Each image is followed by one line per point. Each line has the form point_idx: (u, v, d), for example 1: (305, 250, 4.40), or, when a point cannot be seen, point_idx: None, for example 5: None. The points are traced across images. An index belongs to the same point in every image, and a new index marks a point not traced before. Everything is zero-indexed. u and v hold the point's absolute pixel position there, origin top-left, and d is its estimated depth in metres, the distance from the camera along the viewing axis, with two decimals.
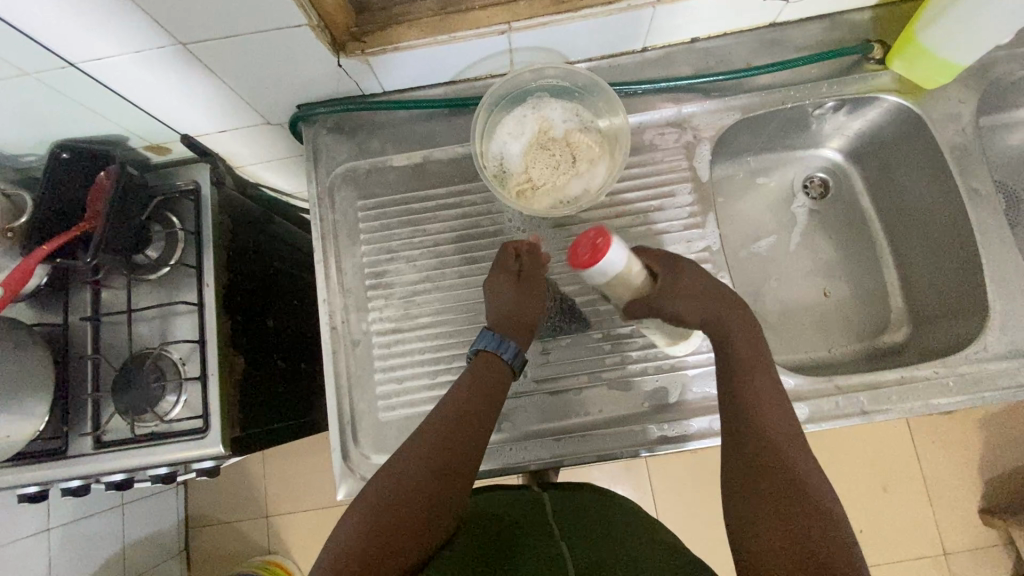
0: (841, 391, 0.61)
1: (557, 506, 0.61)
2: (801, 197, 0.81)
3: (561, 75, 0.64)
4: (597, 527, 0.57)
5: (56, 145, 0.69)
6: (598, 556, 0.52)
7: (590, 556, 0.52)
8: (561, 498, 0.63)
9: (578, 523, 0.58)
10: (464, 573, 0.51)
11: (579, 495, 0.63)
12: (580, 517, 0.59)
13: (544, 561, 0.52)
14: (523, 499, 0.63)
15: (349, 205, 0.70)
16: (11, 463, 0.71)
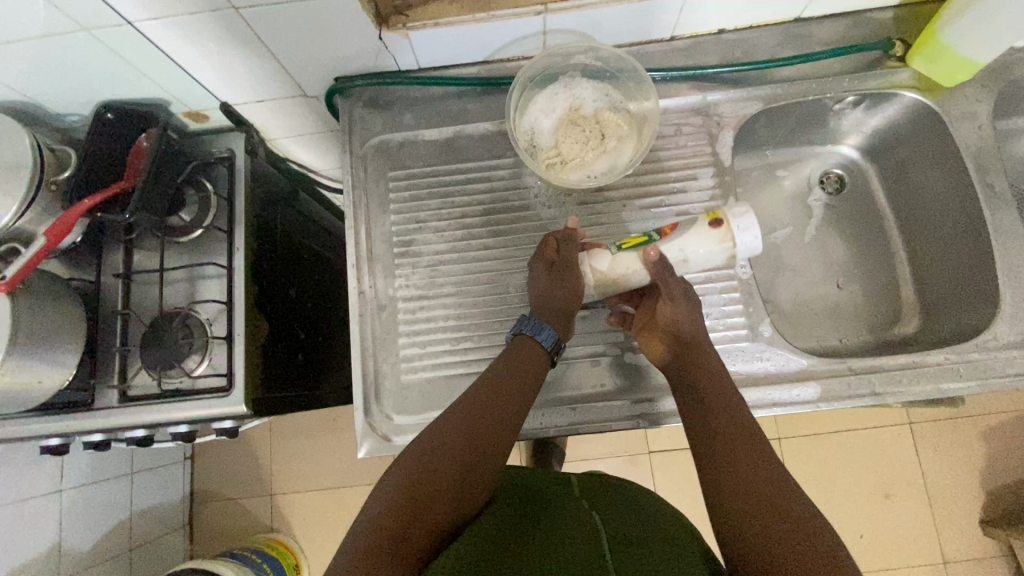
0: (854, 371, 0.63)
1: (587, 490, 0.63)
2: (817, 192, 0.83)
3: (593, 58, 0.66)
4: (619, 503, 0.60)
5: (101, 105, 0.72)
6: (630, 530, 0.53)
7: (620, 525, 0.54)
8: (579, 481, 0.65)
9: (603, 504, 0.59)
10: (497, 538, 0.52)
11: (598, 483, 0.65)
12: (611, 499, 0.60)
13: (577, 531, 0.53)
14: (555, 482, 0.64)
15: (381, 176, 0.72)
16: (38, 413, 0.73)
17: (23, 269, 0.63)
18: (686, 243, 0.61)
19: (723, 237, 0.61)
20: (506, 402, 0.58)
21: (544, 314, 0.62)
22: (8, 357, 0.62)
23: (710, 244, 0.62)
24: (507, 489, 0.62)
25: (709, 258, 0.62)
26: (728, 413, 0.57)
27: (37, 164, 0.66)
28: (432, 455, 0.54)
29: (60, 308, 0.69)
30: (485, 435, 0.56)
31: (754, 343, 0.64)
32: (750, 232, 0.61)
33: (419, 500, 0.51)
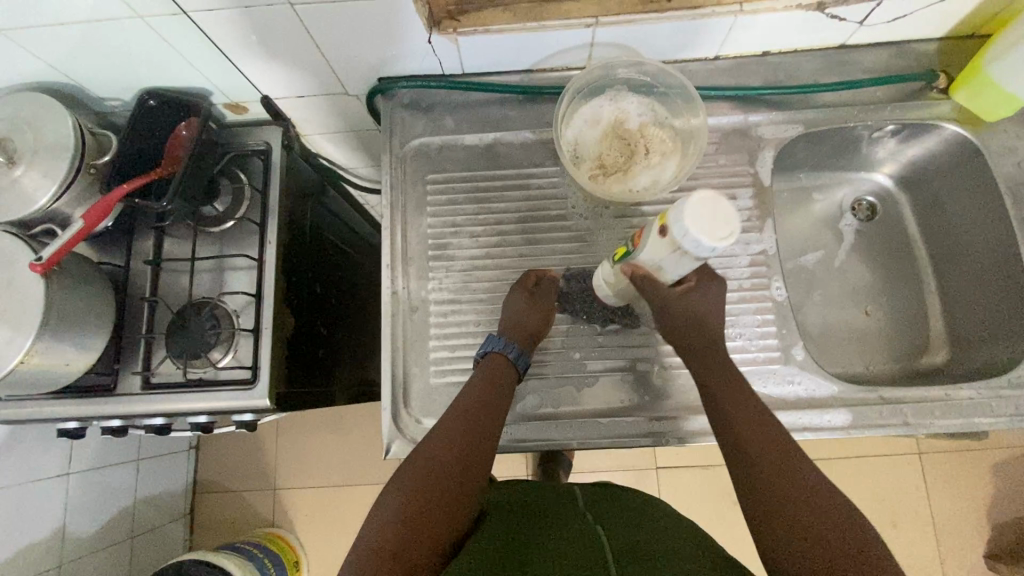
0: (885, 401, 0.63)
1: (594, 502, 0.62)
2: (849, 217, 0.82)
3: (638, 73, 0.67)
4: (626, 514, 0.59)
5: (144, 91, 0.72)
6: (636, 540, 0.53)
7: (627, 536, 0.54)
8: (587, 492, 0.65)
9: (609, 513, 0.59)
10: (495, 545, 0.53)
11: (607, 494, 0.64)
12: (618, 510, 0.60)
13: (577, 542, 0.53)
14: (562, 495, 0.64)
15: (419, 178, 0.72)
16: (60, 395, 0.72)
17: (59, 252, 0.63)
18: (651, 252, 0.53)
19: (673, 244, 0.49)
20: (493, 407, 0.59)
21: (514, 333, 0.63)
22: (39, 338, 0.61)
23: (669, 252, 0.51)
24: (513, 500, 0.63)
25: (683, 261, 0.52)
26: (750, 418, 0.55)
27: (77, 148, 0.66)
28: (426, 473, 0.54)
29: (90, 291, 0.69)
30: (475, 451, 0.56)
31: (786, 366, 0.64)
32: (695, 239, 0.47)
33: (422, 519, 0.51)
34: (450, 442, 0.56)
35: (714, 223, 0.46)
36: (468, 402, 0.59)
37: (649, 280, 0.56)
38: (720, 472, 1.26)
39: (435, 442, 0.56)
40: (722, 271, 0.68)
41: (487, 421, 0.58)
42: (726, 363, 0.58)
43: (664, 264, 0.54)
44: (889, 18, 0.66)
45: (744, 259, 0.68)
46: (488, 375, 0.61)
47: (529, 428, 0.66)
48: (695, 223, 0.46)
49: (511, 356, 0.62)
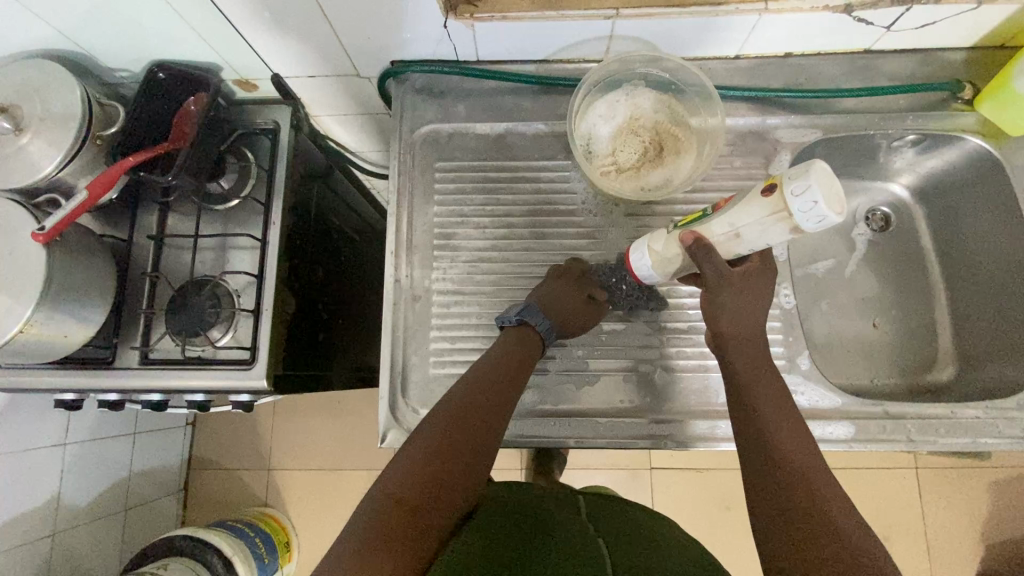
0: (889, 416, 0.62)
1: (598, 517, 0.61)
2: (862, 227, 0.81)
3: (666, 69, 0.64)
4: (630, 531, 0.58)
5: (153, 65, 0.72)
6: (638, 558, 0.52)
7: (627, 550, 0.54)
8: (591, 507, 0.64)
9: (613, 530, 0.58)
10: (500, 537, 0.53)
11: (611, 510, 0.64)
12: (621, 527, 0.59)
13: (582, 554, 0.52)
14: (567, 506, 0.63)
15: (427, 165, 0.71)
16: (57, 367, 0.72)
17: (62, 222, 0.62)
18: (736, 216, 0.52)
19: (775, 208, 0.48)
20: (516, 380, 0.60)
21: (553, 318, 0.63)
22: (39, 308, 0.61)
23: (761, 216, 0.50)
24: (525, 500, 0.62)
25: (768, 231, 0.51)
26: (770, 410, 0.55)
27: (84, 119, 0.65)
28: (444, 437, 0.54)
29: (92, 263, 0.68)
30: (488, 430, 0.56)
31: (790, 375, 0.63)
32: (809, 199, 0.45)
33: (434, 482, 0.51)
34: (470, 415, 0.56)
35: (832, 191, 0.45)
36: (486, 378, 0.58)
37: (709, 250, 0.54)
38: (715, 475, 1.26)
39: (453, 408, 0.56)
40: None
41: (508, 390, 0.59)
42: (755, 353, 0.59)
43: (743, 233, 0.52)
44: (917, 25, 0.64)
45: None
46: (511, 349, 0.62)
47: (523, 423, 0.65)
48: (819, 187, 0.45)
49: (540, 332, 0.63)
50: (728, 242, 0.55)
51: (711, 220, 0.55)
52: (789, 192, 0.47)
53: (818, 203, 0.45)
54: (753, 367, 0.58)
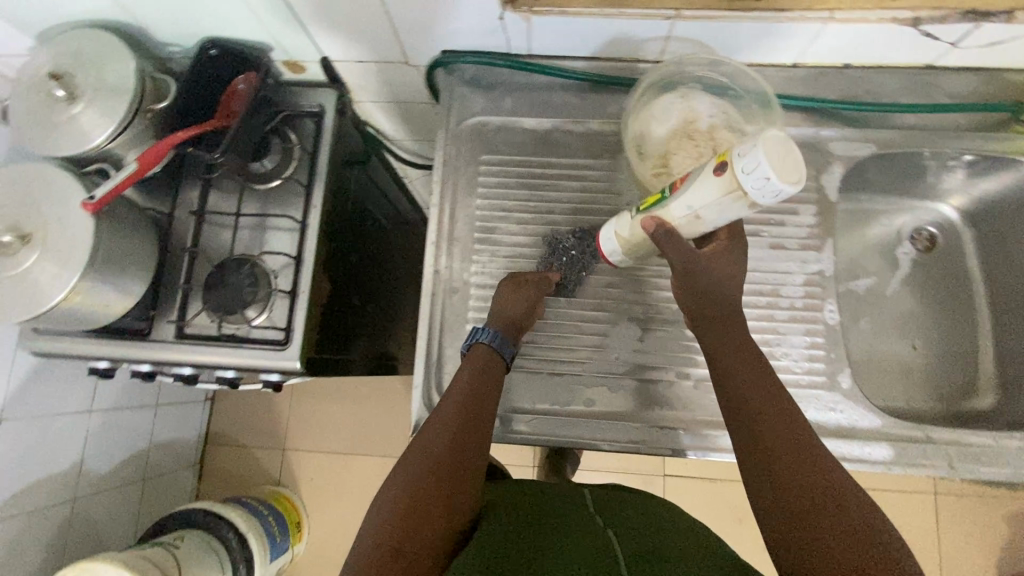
0: (931, 441, 0.61)
1: (605, 505, 0.61)
2: (907, 246, 0.79)
3: (727, 73, 0.64)
4: (639, 517, 0.58)
5: (206, 41, 0.71)
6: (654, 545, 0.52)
7: (638, 541, 0.53)
8: (597, 495, 0.64)
9: (622, 517, 0.58)
10: (510, 540, 0.52)
11: (618, 498, 0.63)
12: (632, 513, 0.59)
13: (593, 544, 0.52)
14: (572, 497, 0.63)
15: (472, 157, 0.71)
16: (96, 336, 0.73)
17: (111, 193, 0.63)
18: (693, 198, 0.49)
19: (729, 186, 0.45)
20: (489, 387, 0.57)
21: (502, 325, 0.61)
22: (83, 277, 0.62)
23: (716, 197, 0.47)
24: (525, 497, 0.62)
25: (726, 211, 0.48)
26: (768, 418, 0.49)
27: (137, 91, 0.65)
28: (418, 476, 0.51)
29: (136, 235, 0.69)
30: (467, 441, 0.54)
31: (830, 393, 0.62)
32: (761, 175, 0.42)
33: (415, 525, 0.49)
34: (440, 440, 0.53)
35: (786, 158, 0.42)
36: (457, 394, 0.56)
37: (672, 234, 0.52)
38: (730, 486, 1.25)
39: (426, 434, 0.54)
40: (775, 287, 0.65)
41: (483, 399, 0.56)
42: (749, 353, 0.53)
43: (703, 215, 0.49)
44: (986, 43, 0.62)
45: (799, 278, 0.65)
46: (479, 360, 0.59)
47: (548, 422, 0.65)
48: (771, 160, 0.42)
49: (497, 349, 0.59)
50: (693, 225, 0.51)
51: (669, 202, 0.51)
52: (741, 166, 0.44)
53: (771, 178, 0.41)
54: (741, 364, 0.52)
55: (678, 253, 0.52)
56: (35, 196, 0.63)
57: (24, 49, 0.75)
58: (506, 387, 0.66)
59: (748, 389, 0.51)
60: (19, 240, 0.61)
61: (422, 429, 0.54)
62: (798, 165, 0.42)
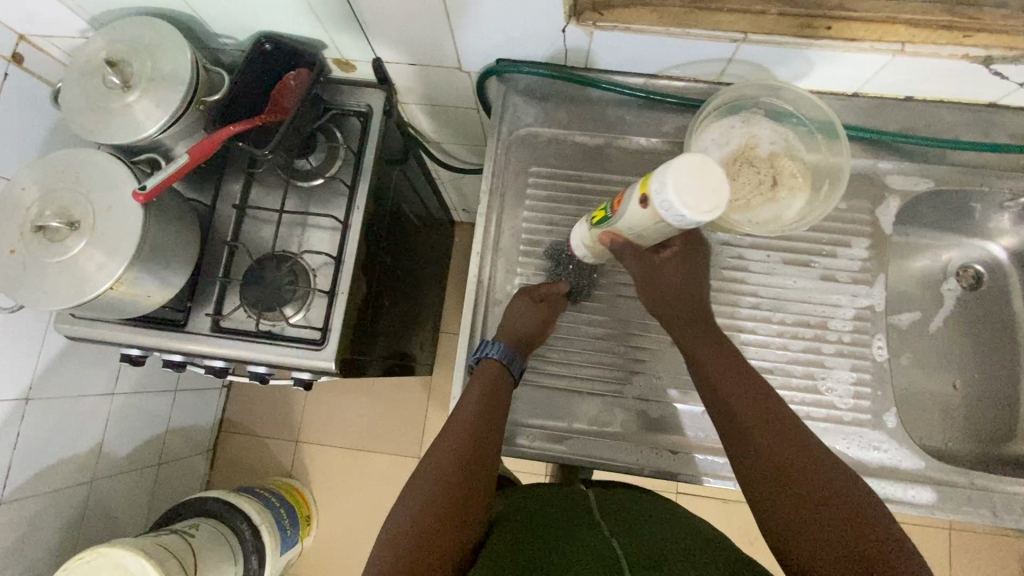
0: (975, 487, 0.60)
1: (606, 506, 0.61)
2: (952, 282, 0.79)
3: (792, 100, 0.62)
4: (641, 516, 0.58)
5: (261, 35, 0.70)
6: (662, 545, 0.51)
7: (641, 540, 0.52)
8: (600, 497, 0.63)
9: (624, 517, 0.57)
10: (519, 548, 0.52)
11: (618, 498, 0.63)
12: (633, 512, 0.58)
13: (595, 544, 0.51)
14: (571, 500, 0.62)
15: (522, 169, 0.71)
16: (132, 325, 0.73)
17: (161, 185, 0.62)
18: (631, 220, 0.51)
19: (654, 215, 0.47)
20: (500, 396, 0.59)
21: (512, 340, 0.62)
22: (129, 267, 0.61)
23: (649, 222, 0.49)
24: (527, 508, 0.61)
25: (663, 230, 0.50)
26: (743, 401, 0.52)
27: (192, 82, 0.65)
28: (432, 491, 0.51)
29: (182, 227, 0.68)
30: (481, 448, 0.54)
31: (874, 431, 0.62)
32: (672, 205, 0.44)
33: (433, 538, 0.48)
34: (451, 457, 0.53)
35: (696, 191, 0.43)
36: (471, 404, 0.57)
37: (631, 247, 0.54)
38: (743, 507, 1.24)
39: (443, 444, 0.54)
40: (823, 319, 0.65)
41: (495, 408, 0.57)
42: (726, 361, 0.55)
43: (643, 234, 0.51)
44: None
45: (848, 311, 0.65)
46: (494, 372, 0.60)
47: (589, 443, 0.66)
48: (678, 192, 0.43)
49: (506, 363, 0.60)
50: (640, 241, 0.54)
51: (614, 221, 0.53)
52: (660, 209, 0.45)
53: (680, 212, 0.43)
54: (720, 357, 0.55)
55: (637, 261, 0.54)
56: (86, 182, 0.62)
57: (75, 30, 0.75)
58: (543, 404, 0.67)
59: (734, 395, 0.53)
60: (68, 226, 0.60)
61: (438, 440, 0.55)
62: (709, 189, 0.43)
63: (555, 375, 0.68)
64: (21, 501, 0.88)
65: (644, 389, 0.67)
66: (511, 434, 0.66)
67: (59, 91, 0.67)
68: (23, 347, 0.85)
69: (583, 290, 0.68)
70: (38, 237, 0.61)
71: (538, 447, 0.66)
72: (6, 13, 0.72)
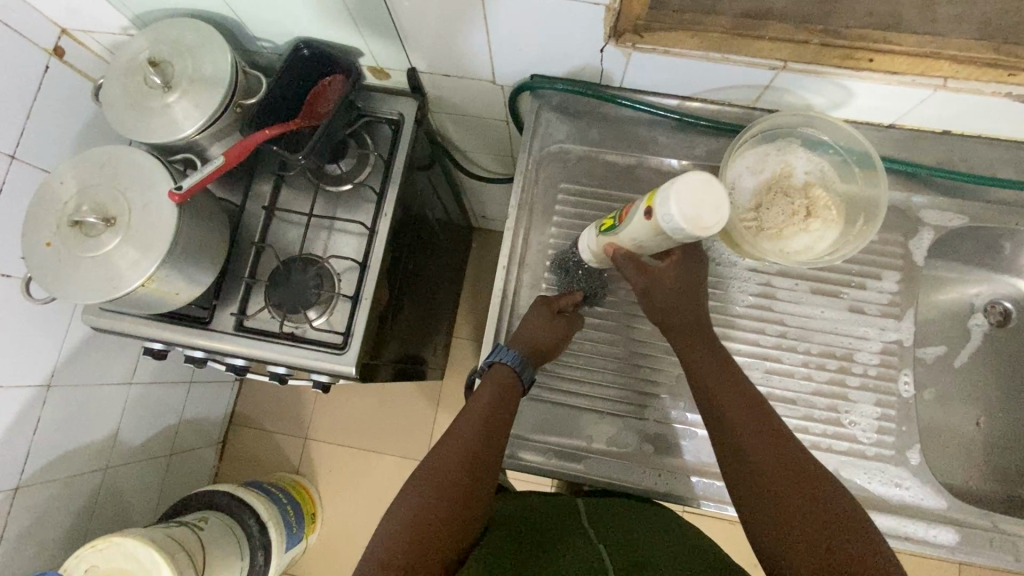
0: (999, 530, 0.59)
1: (597, 519, 0.61)
2: (979, 317, 0.78)
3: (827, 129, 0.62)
4: (635, 533, 0.57)
5: (300, 40, 0.71)
6: (654, 562, 0.51)
7: (630, 556, 0.52)
8: (593, 509, 0.63)
9: (615, 532, 0.57)
10: (511, 556, 0.52)
11: (614, 509, 0.63)
12: (624, 528, 0.58)
13: (583, 563, 0.51)
14: (566, 514, 0.62)
15: (551, 186, 0.72)
16: (157, 320, 0.74)
17: (197, 186, 0.63)
18: (634, 232, 0.50)
19: (654, 228, 0.47)
20: (506, 407, 0.57)
21: (528, 349, 0.61)
22: (161, 265, 0.62)
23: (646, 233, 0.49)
24: (523, 516, 0.61)
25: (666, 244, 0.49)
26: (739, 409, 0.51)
27: (231, 85, 0.65)
28: (427, 497, 0.49)
29: (213, 227, 0.69)
30: (482, 456, 0.53)
31: (897, 467, 0.61)
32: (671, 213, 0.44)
33: (425, 541, 0.47)
34: (453, 462, 0.51)
35: (702, 197, 0.43)
36: (476, 413, 0.55)
37: (626, 259, 0.54)
38: None
39: (442, 451, 0.53)
40: (849, 351, 0.64)
41: (502, 418, 0.56)
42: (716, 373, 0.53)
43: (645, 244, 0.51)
44: None
45: (875, 345, 0.65)
46: (506, 382, 0.59)
47: (606, 463, 0.66)
48: (680, 200, 0.43)
49: (519, 372, 0.59)
50: (640, 249, 0.53)
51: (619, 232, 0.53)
52: (659, 221, 0.45)
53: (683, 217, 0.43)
54: (709, 368, 0.54)
55: (635, 271, 0.54)
56: (123, 179, 0.63)
57: (117, 27, 0.76)
58: (561, 421, 0.67)
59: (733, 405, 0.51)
60: (103, 222, 0.61)
61: (438, 446, 0.53)
62: (720, 208, 0.44)
63: (575, 393, 0.68)
64: (38, 485, 0.89)
65: (664, 412, 0.67)
66: (529, 451, 0.66)
67: (98, 87, 0.68)
68: (48, 335, 0.87)
69: (597, 293, 0.69)
70: (74, 232, 0.62)
71: (555, 463, 0.66)
72: (50, 7, 0.73)
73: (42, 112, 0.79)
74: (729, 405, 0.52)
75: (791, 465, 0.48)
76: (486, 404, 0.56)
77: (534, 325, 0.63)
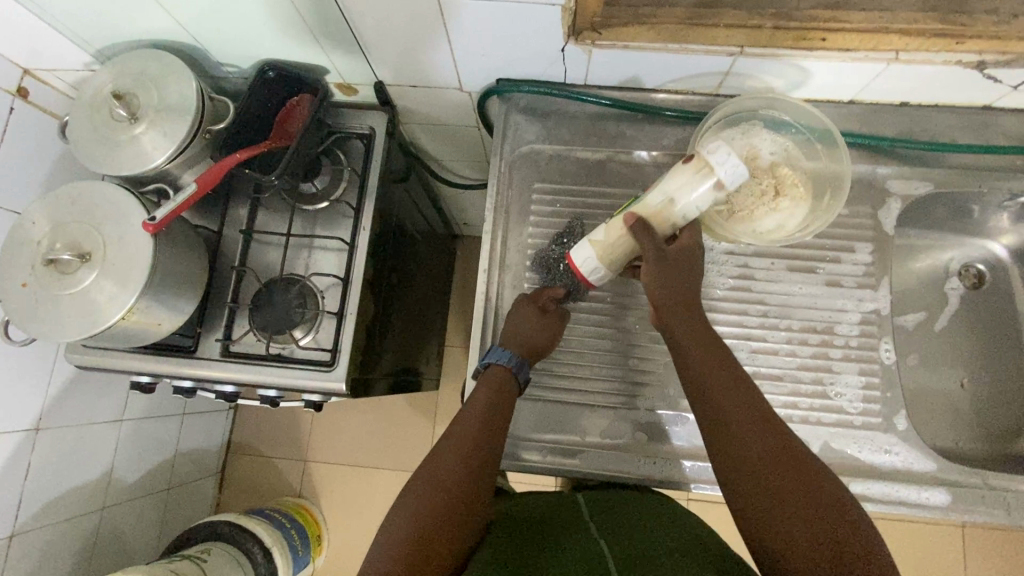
0: (990, 487, 0.60)
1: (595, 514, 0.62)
2: (954, 281, 0.80)
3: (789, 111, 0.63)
4: (632, 524, 0.58)
5: (264, 63, 0.71)
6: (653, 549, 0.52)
7: (629, 547, 0.53)
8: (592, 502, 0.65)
9: (614, 523, 0.58)
10: (511, 553, 0.52)
11: (613, 501, 0.65)
12: (623, 520, 0.59)
13: (585, 556, 0.52)
14: (565, 509, 0.63)
15: (526, 187, 0.73)
16: (143, 352, 0.73)
17: (171, 215, 0.63)
18: (667, 183, 0.55)
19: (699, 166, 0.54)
20: (502, 405, 0.57)
21: (515, 348, 0.62)
22: (141, 296, 0.62)
23: (686, 180, 0.55)
24: (522, 514, 0.62)
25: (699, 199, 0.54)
26: (730, 397, 0.51)
27: (197, 111, 0.65)
28: (427, 498, 0.50)
29: (191, 254, 0.69)
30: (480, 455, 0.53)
31: (886, 434, 0.62)
32: (722, 156, 0.52)
33: (429, 541, 0.47)
34: (454, 465, 0.52)
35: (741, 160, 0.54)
36: (473, 412, 0.56)
37: (648, 227, 0.55)
38: None
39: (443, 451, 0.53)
40: (829, 325, 0.65)
41: (498, 416, 0.56)
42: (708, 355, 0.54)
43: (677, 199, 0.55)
44: None
45: (855, 316, 0.66)
46: (496, 382, 0.59)
47: (602, 457, 0.66)
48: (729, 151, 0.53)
49: (507, 370, 0.59)
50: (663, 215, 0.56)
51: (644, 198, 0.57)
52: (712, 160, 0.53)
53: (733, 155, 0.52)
54: (700, 351, 0.54)
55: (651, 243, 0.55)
56: (96, 213, 0.63)
57: (81, 64, 0.76)
58: (554, 419, 0.68)
59: (721, 391, 0.51)
60: (79, 258, 0.61)
61: (437, 446, 0.54)
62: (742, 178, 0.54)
63: (565, 389, 0.68)
64: (35, 530, 0.88)
65: (655, 400, 0.68)
66: (525, 452, 0.66)
67: (64, 124, 0.68)
68: (33, 377, 0.86)
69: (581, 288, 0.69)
70: (49, 270, 0.61)
71: (551, 461, 0.66)
72: (12, 48, 0.73)
73: (11, 153, 0.79)
74: (725, 404, 0.51)
75: (786, 457, 0.47)
76: (484, 403, 0.56)
77: (520, 323, 0.63)
